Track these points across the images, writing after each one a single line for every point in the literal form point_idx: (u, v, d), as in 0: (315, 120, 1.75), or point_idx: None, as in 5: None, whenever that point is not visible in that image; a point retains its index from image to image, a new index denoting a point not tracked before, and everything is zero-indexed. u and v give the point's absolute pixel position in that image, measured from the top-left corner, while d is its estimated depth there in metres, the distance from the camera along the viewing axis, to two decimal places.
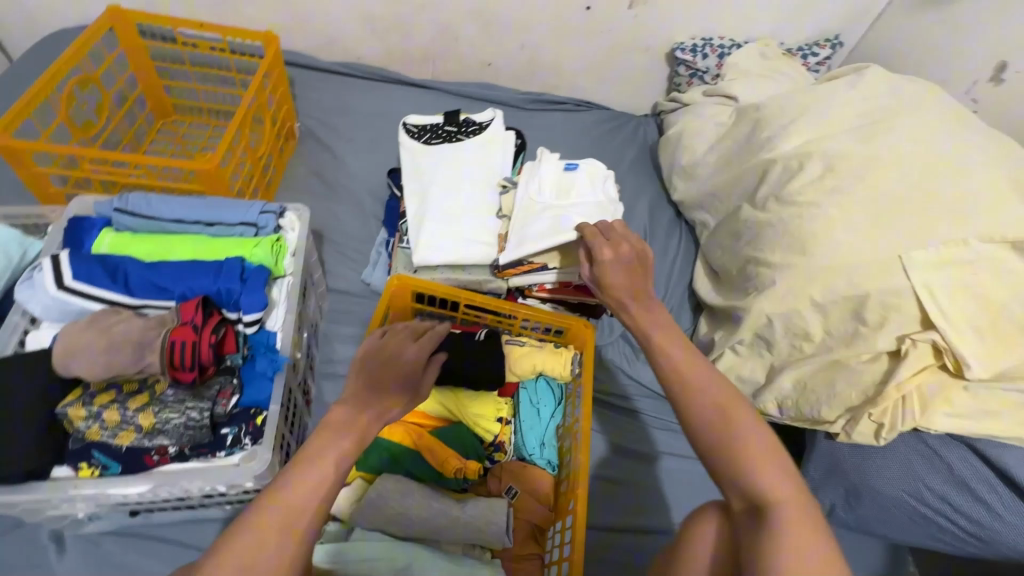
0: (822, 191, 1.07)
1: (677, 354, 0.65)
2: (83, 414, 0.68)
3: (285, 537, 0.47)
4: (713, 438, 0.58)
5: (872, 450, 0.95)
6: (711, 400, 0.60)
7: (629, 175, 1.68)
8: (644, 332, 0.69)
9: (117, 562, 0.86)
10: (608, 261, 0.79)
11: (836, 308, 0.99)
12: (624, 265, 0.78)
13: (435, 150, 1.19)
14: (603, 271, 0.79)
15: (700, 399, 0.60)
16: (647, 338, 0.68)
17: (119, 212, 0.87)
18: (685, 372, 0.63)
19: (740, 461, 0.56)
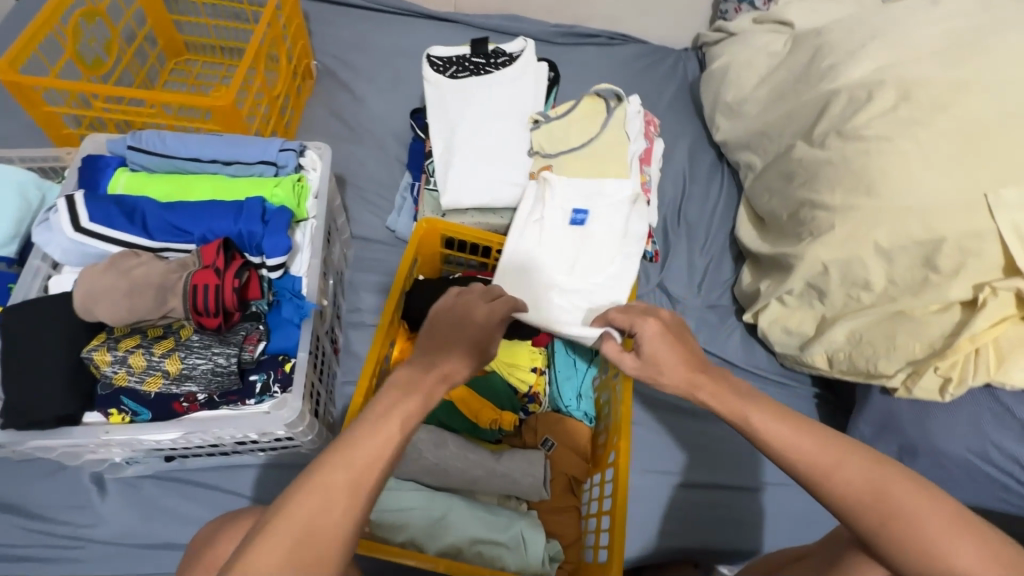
0: (894, 124, 0.96)
1: (788, 432, 0.58)
2: (109, 359, 0.65)
3: (353, 494, 0.49)
4: (824, 487, 0.55)
5: (934, 406, 0.89)
6: (820, 455, 0.56)
7: (667, 115, 1.56)
8: (743, 417, 0.60)
9: (161, 504, 0.88)
10: (655, 334, 0.67)
11: (904, 255, 0.90)
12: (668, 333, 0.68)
13: (461, 84, 1.10)
14: (656, 348, 0.66)
15: (812, 453, 0.56)
16: (751, 424, 0.59)
17: (132, 150, 0.82)
18: (790, 429, 0.58)
19: (864, 507, 0.54)
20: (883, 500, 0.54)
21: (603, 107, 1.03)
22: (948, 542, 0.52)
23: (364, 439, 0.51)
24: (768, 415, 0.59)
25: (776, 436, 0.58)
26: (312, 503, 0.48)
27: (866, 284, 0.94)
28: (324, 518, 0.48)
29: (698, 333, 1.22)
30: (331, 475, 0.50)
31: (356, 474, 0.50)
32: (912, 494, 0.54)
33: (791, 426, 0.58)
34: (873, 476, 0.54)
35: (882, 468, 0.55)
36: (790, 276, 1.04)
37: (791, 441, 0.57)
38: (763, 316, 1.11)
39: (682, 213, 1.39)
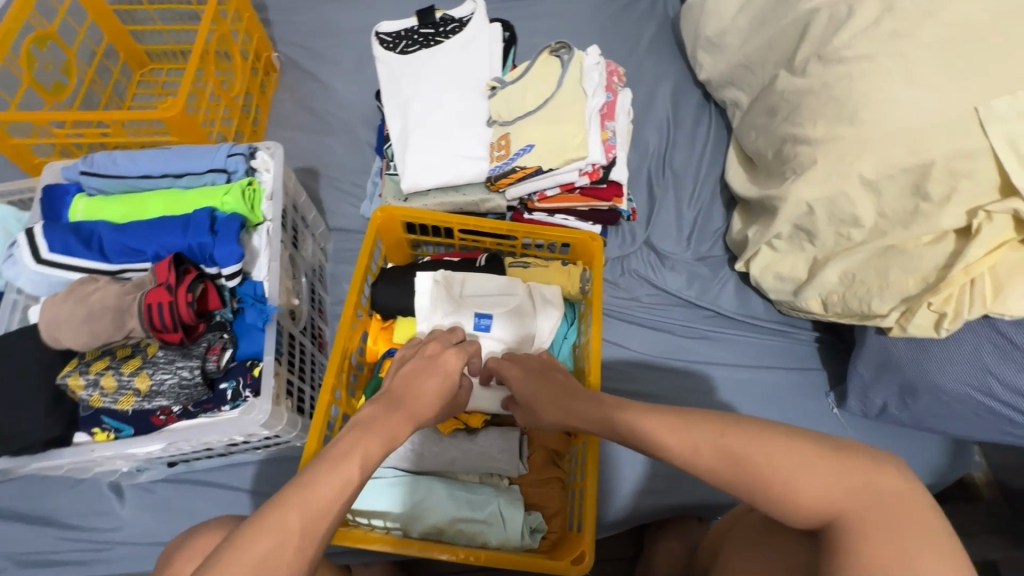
0: (877, 39, 0.87)
1: (656, 425, 0.57)
2: (82, 383, 0.68)
3: (308, 535, 0.48)
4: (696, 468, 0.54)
5: (931, 342, 0.84)
6: (679, 438, 0.55)
7: (647, 57, 1.46)
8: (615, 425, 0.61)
9: (175, 504, 0.94)
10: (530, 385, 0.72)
11: (892, 184, 0.83)
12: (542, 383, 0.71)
13: (413, 60, 1.06)
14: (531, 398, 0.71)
15: (670, 444, 0.55)
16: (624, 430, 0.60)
17: (86, 175, 0.83)
18: (649, 424, 0.58)
19: (731, 481, 0.52)
20: (743, 469, 0.51)
21: (557, 63, 0.97)
22: (818, 488, 0.50)
23: (325, 476, 0.52)
24: (636, 410, 0.60)
25: (640, 426, 0.58)
26: (262, 546, 0.46)
27: (855, 220, 0.88)
28: (284, 555, 0.47)
29: (689, 288, 1.18)
30: (286, 512, 0.48)
31: (314, 513, 0.49)
32: (766, 451, 0.51)
33: (651, 418, 0.58)
34: (728, 448, 0.52)
35: (732, 434, 0.53)
36: (776, 220, 0.98)
37: (652, 434, 0.56)
38: (754, 265, 1.06)
39: (667, 161, 1.32)
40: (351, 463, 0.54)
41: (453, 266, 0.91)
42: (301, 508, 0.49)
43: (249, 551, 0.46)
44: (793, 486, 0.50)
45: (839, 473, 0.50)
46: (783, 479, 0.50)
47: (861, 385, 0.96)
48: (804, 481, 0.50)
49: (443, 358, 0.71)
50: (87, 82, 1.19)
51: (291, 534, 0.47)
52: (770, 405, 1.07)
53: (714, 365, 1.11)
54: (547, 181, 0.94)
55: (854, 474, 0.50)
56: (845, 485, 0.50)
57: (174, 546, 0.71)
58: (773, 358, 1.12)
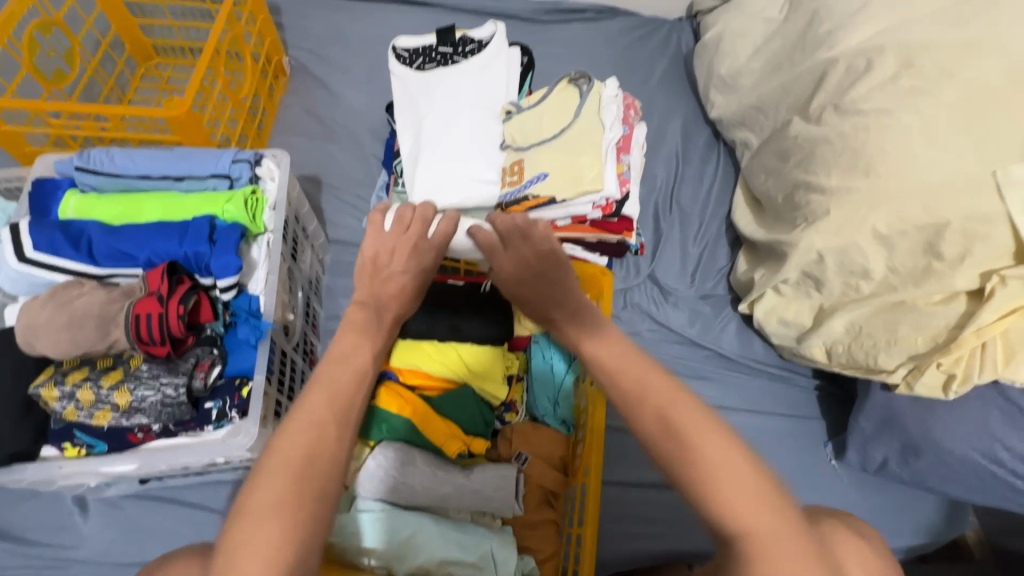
0: (894, 95, 0.88)
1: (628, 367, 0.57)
2: (56, 395, 0.64)
3: (339, 425, 0.57)
4: (632, 411, 0.54)
5: (937, 403, 0.83)
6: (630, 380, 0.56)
7: (659, 90, 1.47)
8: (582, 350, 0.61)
9: (143, 523, 0.88)
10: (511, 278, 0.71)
11: (905, 240, 0.83)
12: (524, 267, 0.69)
13: (429, 76, 1.04)
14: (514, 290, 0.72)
15: (623, 381, 0.56)
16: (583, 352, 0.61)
17: (80, 171, 0.80)
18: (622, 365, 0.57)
19: (664, 453, 0.51)
20: (679, 443, 0.50)
21: (576, 93, 0.96)
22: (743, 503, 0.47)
23: (340, 369, 0.61)
24: (603, 341, 0.60)
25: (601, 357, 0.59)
26: (295, 443, 0.53)
27: (865, 272, 0.88)
28: (316, 448, 0.54)
29: (691, 326, 1.17)
30: (303, 418, 0.55)
31: (340, 398, 0.58)
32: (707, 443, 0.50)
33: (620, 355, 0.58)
34: (673, 423, 0.51)
35: (686, 417, 0.52)
36: (784, 264, 0.97)
37: (610, 369, 0.58)
38: (758, 307, 1.04)
39: (674, 196, 1.32)
40: (359, 355, 0.63)
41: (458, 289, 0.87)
42: (327, 396, 0.58)
43: (292, 445, 0.53)
44: (711, 486, 0.48)
45: (761, 489, 0.48)
46: (711, 470, 0.48)
47: (861, 439, 0.94)
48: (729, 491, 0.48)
49: (416, 253, 0.71)
50: (89, 72, 1.15)
51: (326, 422, 0.56)
52: (767, 451, 1.06)
53: (713, 406, 1.09)
54: (559, 211, 0.92)
55: (799, 545, 0.46)
56: (772, 536, 0.46)
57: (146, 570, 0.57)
58: (772, 404, 1.10)
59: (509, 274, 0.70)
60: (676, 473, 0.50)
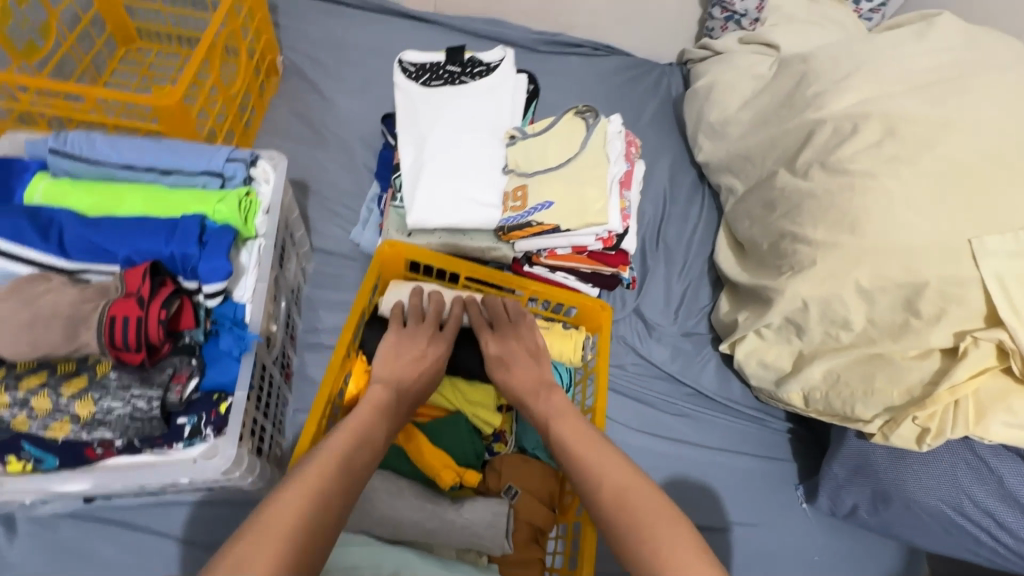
0: (878, 160, 0.94)
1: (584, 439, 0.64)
2: (7, 401, 0.56)
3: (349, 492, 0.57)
4: (590, 469, 0.61)
5: (910, 454, 0.86)
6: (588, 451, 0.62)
7: (649, 130, 1.52)
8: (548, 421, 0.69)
9: (81, 547, 0.79)
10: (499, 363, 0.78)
11: (885, 296, 0.88)
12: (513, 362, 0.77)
13: (435, 93, 1.03)
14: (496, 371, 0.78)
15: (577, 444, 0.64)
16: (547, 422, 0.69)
17: (55, 154, 0.73)
18: (583, 448, 0.63)
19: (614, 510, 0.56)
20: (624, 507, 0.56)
21: (583, 125, 0.97)
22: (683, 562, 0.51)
23: (358, 428, 0.63)
24: (569, 423, 0.67)
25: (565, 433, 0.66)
26: (306, 499, 0.53)
27: (846, 323, 0.92)
28: (325, 508, 0.53)
29: (673, 362, 1.18)
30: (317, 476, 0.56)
31: (354, 460, 0.59)
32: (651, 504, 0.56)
33: (580, 435, 0.65)
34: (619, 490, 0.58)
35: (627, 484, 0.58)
36: (769, 310, 1.00)
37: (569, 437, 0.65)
38: (739, 348, 1.07)
39: (661, 233, 1.35)
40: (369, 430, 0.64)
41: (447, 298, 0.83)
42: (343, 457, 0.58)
43: (297, 498, 0.52)
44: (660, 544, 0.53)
45: (687, 544, 0.52)
46: (648, 524, 0.54)
47: (833, 485, 0.97)
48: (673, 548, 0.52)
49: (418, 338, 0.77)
50: (65, 48, 1.07)
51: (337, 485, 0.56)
52: (742, 492, 1.07)
53: (692, 444, 1.10)
54: (562, 241, 0.93)
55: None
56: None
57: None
58: (748, 444, 1.12)
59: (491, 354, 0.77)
60: (619, 533, 0.55)
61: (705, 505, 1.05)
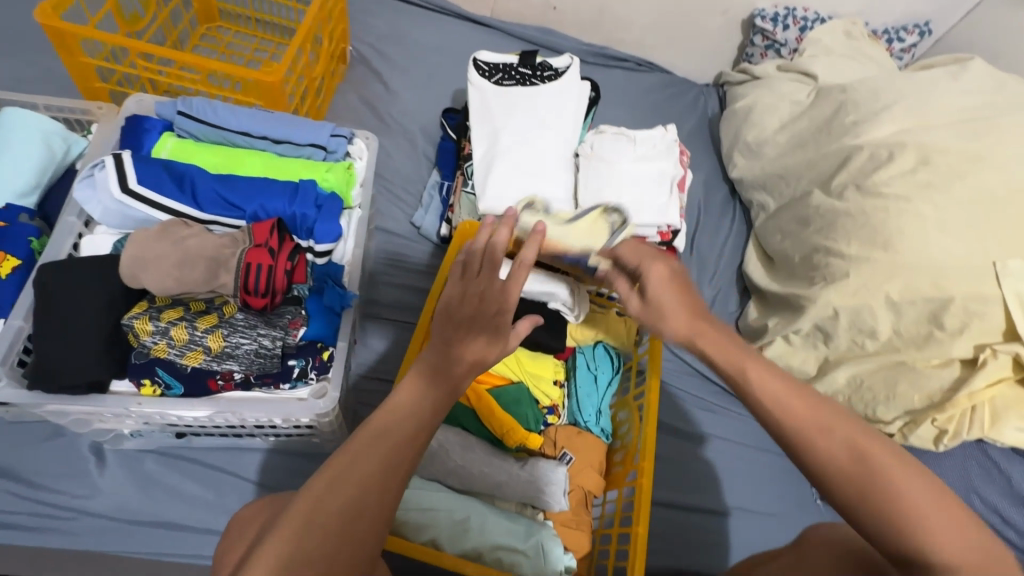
0: (911, 185, 1.03)
1: (797, 399, 0.52)
2: (150, 328, 0.63)
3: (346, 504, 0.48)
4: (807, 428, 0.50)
5: (925, 454, 0.95)
6: (814, 414, 0.51)
7: (687, 145, 1.61)
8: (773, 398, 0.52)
9: (163, 482, 0.85)
10: (659, 279, 0.62)
11: (912, 309, 0.97)
12: (675, 282, 0.62)
13: (507, 92, 1.11)
14: (655, 298, 0.61)
15: (790, 401, 0.51)
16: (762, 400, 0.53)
17: (182, 116, 0.80)
18: (783, 394, 0.52)
19: (844, 475, 0.49)
20: (870, 473, 0.48)
21: (610, 227, 0.77)
22: (931, 529, 0.46)
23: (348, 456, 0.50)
24: (759, 369, 0.54)
25: (765, 392, 0.53)
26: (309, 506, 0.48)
27: (873, 332, 1.00)
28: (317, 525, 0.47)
29: (702, 361, 1.26)
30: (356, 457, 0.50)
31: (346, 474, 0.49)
32: (898, 470, 0.48)
33: (790, 391, 0.52)
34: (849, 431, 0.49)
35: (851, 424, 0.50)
36: (800, 316, 1.08)
37: (777, 393, 0.52)
38: (768, 351, 1.14)
39: (694, 242, 1.43)
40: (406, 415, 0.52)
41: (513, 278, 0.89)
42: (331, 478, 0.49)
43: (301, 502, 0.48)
44: (914, 518, 0.46)
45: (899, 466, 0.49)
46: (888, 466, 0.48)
47: None
48: (919, 514, 0.47)
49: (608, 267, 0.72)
50: (163, 21, 1.14)
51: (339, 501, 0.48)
52: (763, 486, 1.14)
53: (719, 438, 1.17)
54: None
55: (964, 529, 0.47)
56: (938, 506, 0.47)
57: (248, 513, 0.67)
58: (769, 442, 1.19)
59: (656, 282, 0.62)
60: (840, 472, 0.49)
61: (728, 496, 1.12)
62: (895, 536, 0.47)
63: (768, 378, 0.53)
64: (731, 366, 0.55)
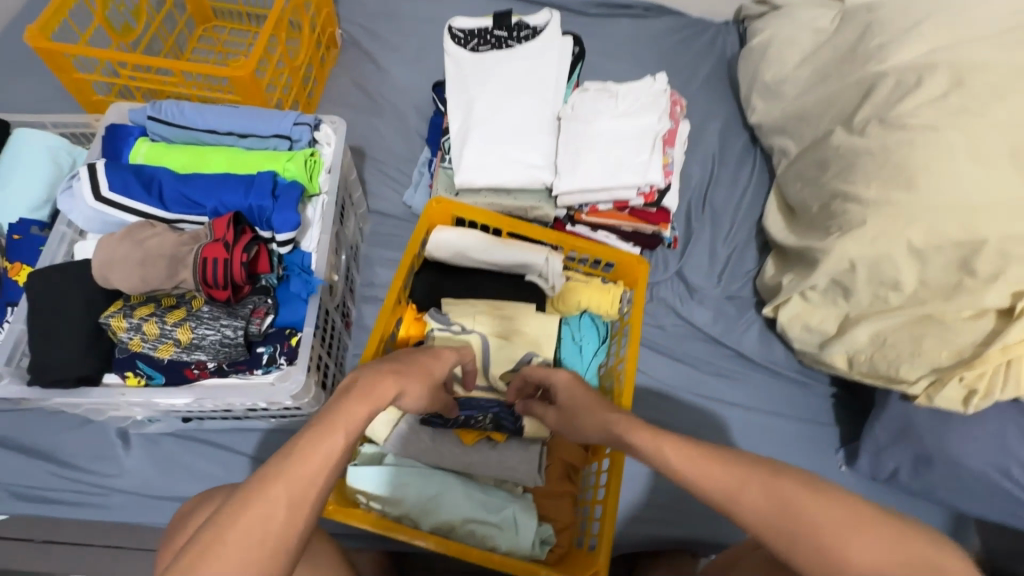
0: (942, 113, 0.89)
1: (720, 473, 0.53)
2: (125, 325, 0.68)
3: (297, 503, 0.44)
4: (735, 499, 0.51)
5: (955, 416, 0.85)
6: (725, 470, 0.52)
7: (702, 92, 1.48)
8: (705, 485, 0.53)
9: (179, 461, 0.93)
10: (564, 381, 0.73)
11: (940, 256, 0.85)
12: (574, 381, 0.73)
13: (483, 59, 1.06)
14: (568, 391, 0.72)
15: (712, 477, 0.52)
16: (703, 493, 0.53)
17: (153, 121, 0.84)
18: (704, 468, 0.53)
19: (764, 524, 0.49)
20: (787, 515, 0.49)
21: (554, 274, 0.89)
22: (861, 551, 0.46)
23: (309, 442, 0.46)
24: (668, 439, 0.57)
25: (677, 462, 0.55)
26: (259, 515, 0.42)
27: (896, 285, 0.90)
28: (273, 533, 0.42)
29: (714, 324, 1.19)
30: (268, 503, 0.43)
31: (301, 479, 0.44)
32: (810, 500, 0.49)
33: (694, 457, 0.55)
34: (775, 486, 0.50)
35: (779, 476, 0.51)
36: (813, 272, 0.99)
37: (699, 469, 0.53)
38: (782, 312, 1.07)
39: (708, 197, 1.33)
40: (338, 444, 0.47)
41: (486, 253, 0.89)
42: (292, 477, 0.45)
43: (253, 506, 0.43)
44: (840, 544, 0.46)
45: (834, 509, 0.48)
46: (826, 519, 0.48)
47: (874, 448, 0.97)
48: (844, 536, 0.47)
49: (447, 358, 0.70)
50: (155, 29, 1.19)
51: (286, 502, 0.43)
52: (778, 453, 1.07)
53: (730, 404, 1.11)
54: (603, 194, 0.95)
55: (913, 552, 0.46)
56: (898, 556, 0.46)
57: (193, 507, 0.68)
58: (787, 406, 1.12)
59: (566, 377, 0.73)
60: (780, 532, 0.49)
61: None
62: None
63: (683, 458, 0.55)
64: (646, 448, 0.59)
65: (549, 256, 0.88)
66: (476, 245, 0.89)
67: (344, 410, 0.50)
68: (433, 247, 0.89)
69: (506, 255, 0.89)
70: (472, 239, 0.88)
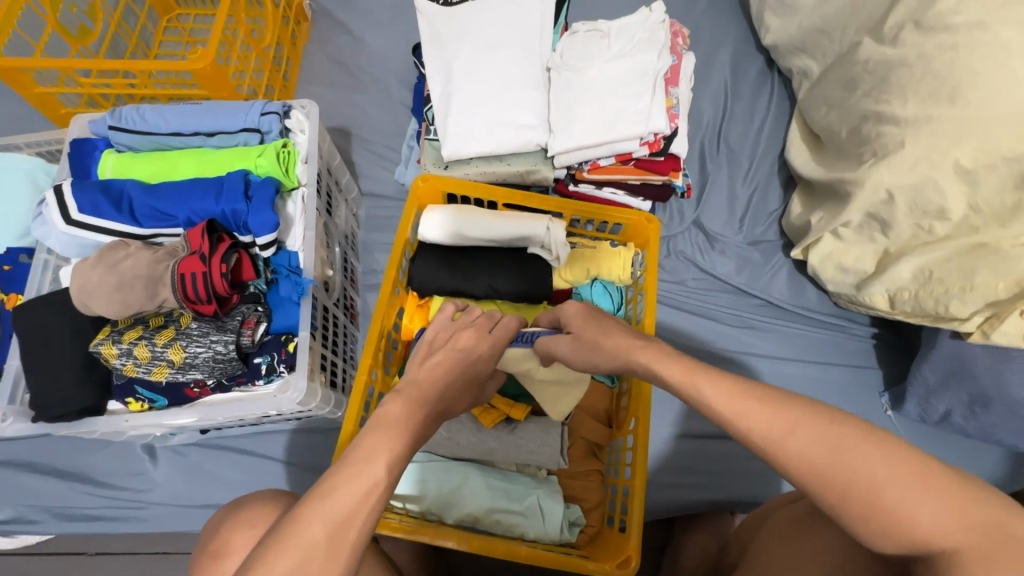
0: (991, 4, 0.76)
1: (763, 412, 0.48)
2: (115, 352, 0.66)
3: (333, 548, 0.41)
4: (782, 454, 0.47)
5: (1015, 352, 0.77)
6: (776, 417, 0.48)
7: (708, 16, 1.33)
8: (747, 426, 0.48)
9: (206, 470, 0.93)
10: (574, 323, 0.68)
11: (992, 175, 0.75)
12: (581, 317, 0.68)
13: (459, 12, 0.96)
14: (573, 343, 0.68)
15: (757, 422, 0.48)
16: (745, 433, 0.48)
17: (114, 130, 0.79)
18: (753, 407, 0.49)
19: (823, 479, 0.46)
20: (858, 478, 0.45)
21: (562, 242, 0.82)
22: (925, 512, 0.45)
23: (342, 479, 0.45)
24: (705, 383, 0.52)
25: (717, 411, 0.50)
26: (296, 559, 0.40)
27: (941, 212, 0.80)
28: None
29: (739, 274, 1.11)
30: (308, 520, 0.42)
31: (334, 523, 0.42)
32: (881, 456, 0.46)
33: (735, 395, 0.50)
34: (831, 440, 0.46)
35: (838, 427, 0.47)
36: (847, 206, 0.90)
37: (745, 412, 0.49)
38: (812, 253, 0.98)
39: (722, 134, 1.22)
40: (377, 464, 0.46)
41: (486, 231, 0.83)
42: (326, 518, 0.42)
43: (289, 552, 0.41)
44: (903, 504, 0.45)
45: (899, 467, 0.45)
46: (890, 480, 0.45)
47: (924, 390, 0.90)
48: (911, 497, 0.45)
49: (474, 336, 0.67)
50: (113, 27, 1.12)
51: (326, 547, 0.41)
52: (818, 403, 1.01)
53: (762, 356, 1.05)
54: (602, 149, 0.87)
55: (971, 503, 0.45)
56: (959, 512, 0.45)
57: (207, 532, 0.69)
58: (823, 353, 1.05)
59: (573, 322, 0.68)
60: (846, 495, 0.45)
61: None
62: (913, 543, 0.45)
63: (701, 380, 0.52)
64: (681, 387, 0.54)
65: (550, 224, 0.82)
66: (475, 221, 0.83)
67: (377, 440, 0.48)
68: (424, 232, 0.84)
69: (507, 225, 0.82)
70: (467, 215, 0.83)
